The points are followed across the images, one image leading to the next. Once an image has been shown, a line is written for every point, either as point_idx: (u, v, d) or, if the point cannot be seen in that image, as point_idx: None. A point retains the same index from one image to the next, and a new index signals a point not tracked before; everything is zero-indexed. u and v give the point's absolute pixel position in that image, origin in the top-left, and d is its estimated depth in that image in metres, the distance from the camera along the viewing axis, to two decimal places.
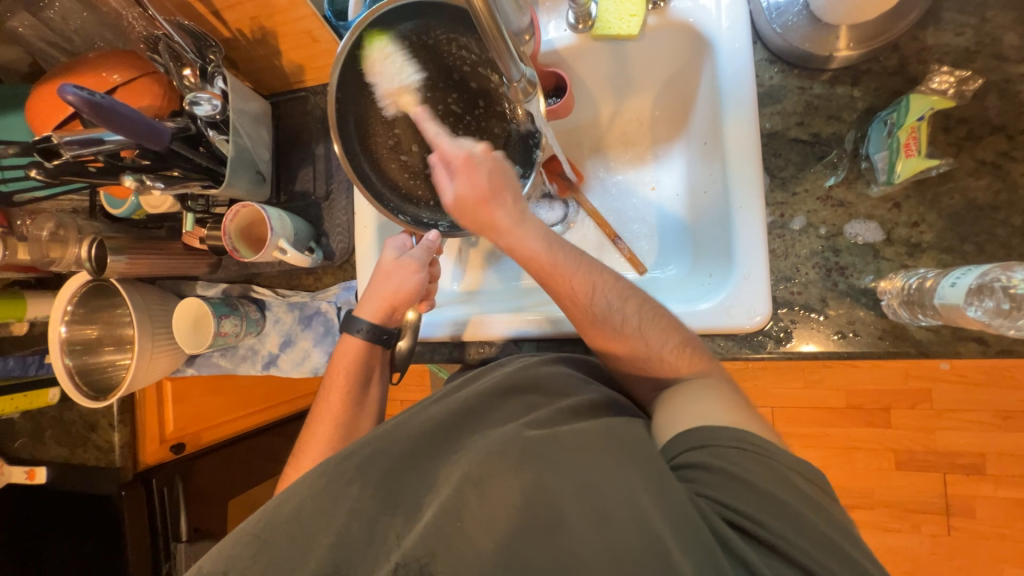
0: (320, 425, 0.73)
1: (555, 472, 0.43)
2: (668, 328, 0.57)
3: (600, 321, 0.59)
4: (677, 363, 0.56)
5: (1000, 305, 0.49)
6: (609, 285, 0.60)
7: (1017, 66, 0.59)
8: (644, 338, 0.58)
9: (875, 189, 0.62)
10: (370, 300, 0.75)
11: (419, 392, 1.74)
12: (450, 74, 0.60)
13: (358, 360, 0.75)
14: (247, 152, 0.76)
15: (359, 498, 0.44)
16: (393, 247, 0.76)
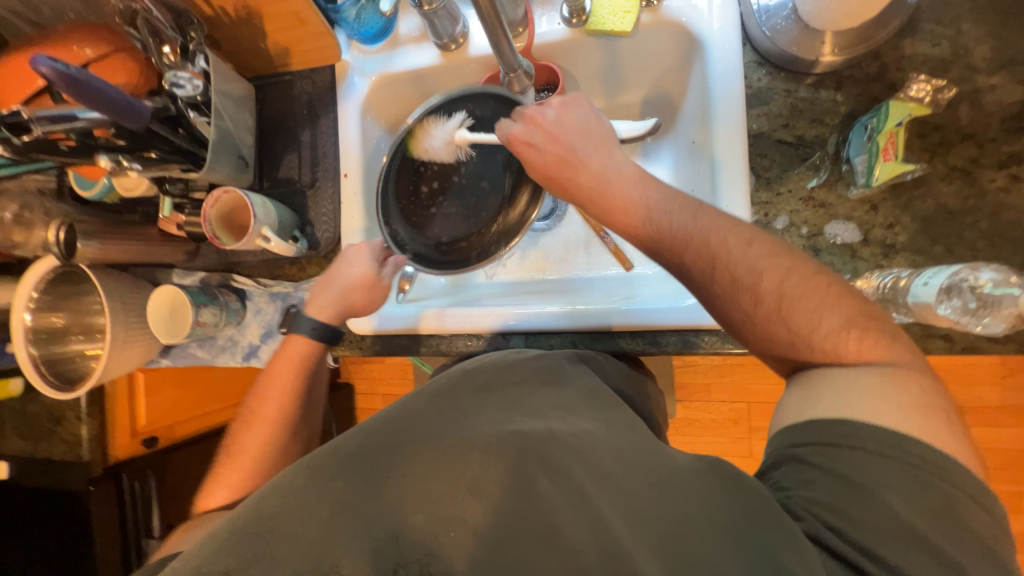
0: (257, 423, 0.70)
1: (548, 468, 0.42)
2: (823, 307, 0.47)
3: (723, 304, 0.51)
4: (824, 346, 0.46)
5: (967, 304, 0.51)
6: (738, 256, 0.50)
7: (989, 77, 0.61)
8: (785, 322, 0.48)
9: (854, 190, 0.64)
10: (332, 306, 0.74)
11: (402, 386, 1.73)
12: (493, 153, 0.70)
13: (305, 357, 0.74)
14: (230, 135, 0.73)
15: (343, 493, 0.41)
16: (366, 257, 0.74)
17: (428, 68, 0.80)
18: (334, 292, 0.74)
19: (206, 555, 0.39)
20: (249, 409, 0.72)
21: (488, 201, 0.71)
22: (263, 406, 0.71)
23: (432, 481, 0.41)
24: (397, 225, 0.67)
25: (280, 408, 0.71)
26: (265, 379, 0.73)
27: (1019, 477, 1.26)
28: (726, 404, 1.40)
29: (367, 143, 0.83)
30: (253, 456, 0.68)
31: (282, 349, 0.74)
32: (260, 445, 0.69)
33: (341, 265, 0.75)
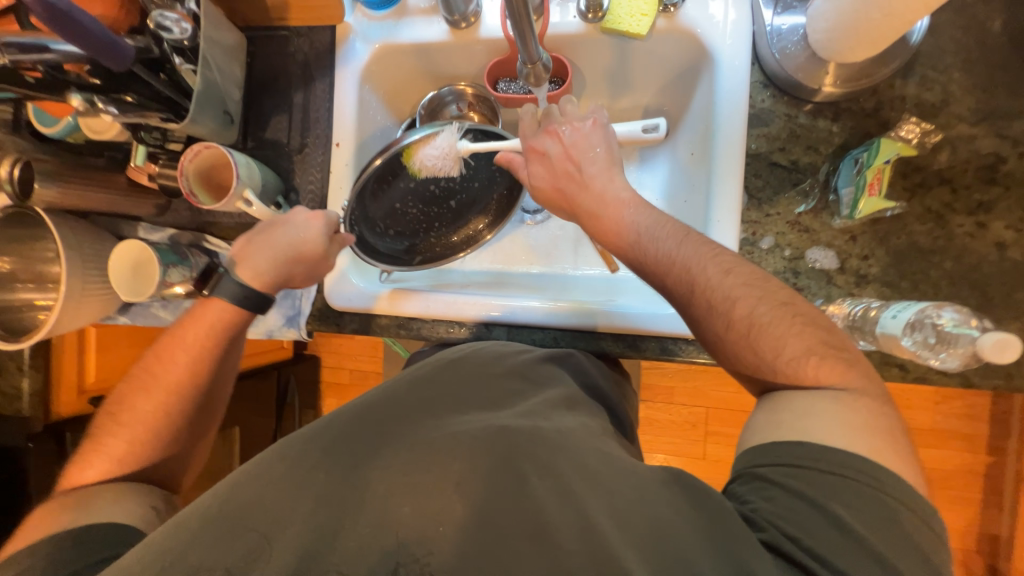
0: (150, 391, 0.62)
1: (536, 466, 0.43)
2: (784, 339, 0.50)
3: (699, 322, 0.55)
4: (782, 374, 0.49)
5: (928, 339, 0.55)
6: (713, 281, 0.54)
7: (971, 127, 0.65)
8: (752, 347, 0.51)
9: (838, 220, 0.67)
10: (269, 275, 0.68)
11: (370, 363, 1.70)
12: (471, 179, 0.76)
13: (221, 326, 0.66)
14: (216, 88, 0.69)
15: (325, 484, 0.43)
16: (317, 229, 0.68)
17: (434, 44, 0.77)
18: (275, 260, 0.68)
19: (181, 545, 0.40)
20: (140, 371, 0.64)
21: (445, 217, 0.79)
22: (157, 371, 0.63)
23: (417, 473, 0.43)
24: (358, 217, 0.71)
25: (177, 377, 0.63)
26: (164, 340, 0.65)
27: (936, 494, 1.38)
28: (687, 408, 1.46)
29: (362, 113, 0.80)
30: (139, 425, 0.60)
31: (196, 313, 0.65)
32: (147, 414, 0.61)
33: (286, 232, 0.68)
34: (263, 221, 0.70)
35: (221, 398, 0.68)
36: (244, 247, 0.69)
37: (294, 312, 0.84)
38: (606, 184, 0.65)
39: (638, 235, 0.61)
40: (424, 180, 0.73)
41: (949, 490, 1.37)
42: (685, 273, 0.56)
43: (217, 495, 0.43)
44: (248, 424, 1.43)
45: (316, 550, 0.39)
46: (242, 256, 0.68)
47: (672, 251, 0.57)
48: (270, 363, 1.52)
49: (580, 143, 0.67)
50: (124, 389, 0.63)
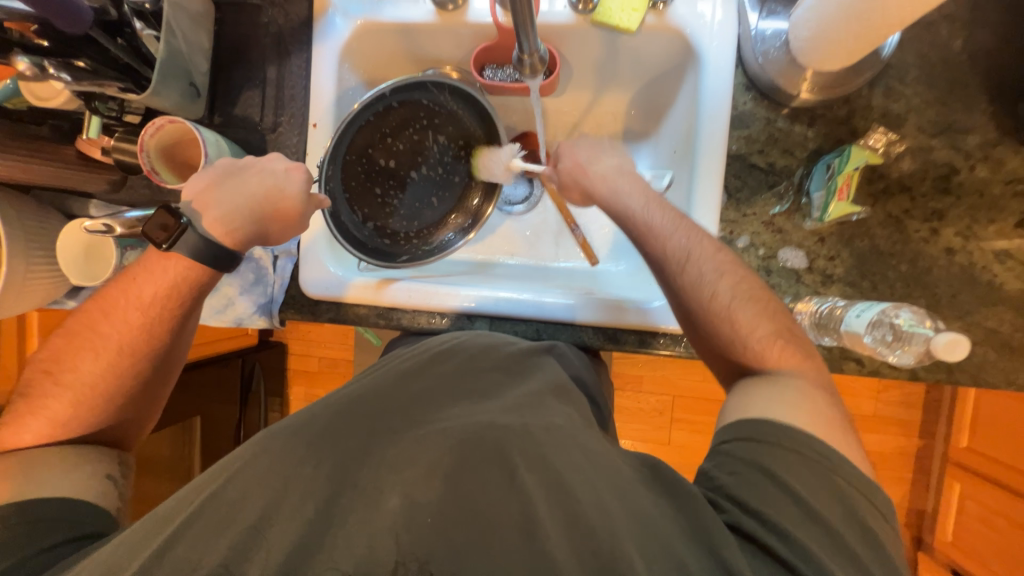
0: (94, 350, 0.56)
1: (529, 461, 0.43)
2: (762, 316, 0.54)
3: (687, 292, 0.56)
4: (758, 361, 0.53)
5: (886, 336, 0.59)
6: (707, 255, 0.57)
7: (930, 138, 0.69)
8: (731, 322, 0.54)
9: (809, 222, 0.70)
10: (241, 231, 0.59)
11: (340, 351, 1.66)
12: (451, 172, 0.80)
13: (177, 284, 0.57)
14: (181, 58, 0.63)
15: (313, 480, 0.42)
16: (302, 184, 0.61)
17: (420, 24, 0.74)
18: (249, 213, 0.59)
19: (159, 544, 0.39)
20: (86, 325, 0.57)
21: (427, 212, 0.80)
22: (105, 329, 0.56)
23: (407, 470, 0.42)
24: (336, 190, 0.72)
25: (131, 339, 0.56)
26: (114, 294, 0.57)
27: (875, 476, 1.50)
28: (655, 396, 1.51)
29: (341, 92, 0.76)
30: (82, 386, 0.55)
31: (152, 264, 0.57)
32: (95, 374, 0.55)
33: (264, 181, 0.60)
34: (233, 166, 0.61)
35: (178, 361, 0.62)
36: (210, 194, 0.59)
37: (266, 299, 0.80)
38: (622, 177, 0.65)
39: (645, 204, 0.61)
40: (407, 159, 0.78)
41: (887, 472, 1.49)
42: (682, 254, 0.57)
43: (199, 490, 0.43)
44: (211, 414, 1.37)
45: (305, 548, 0.38)
46: (207, 204, 0.58)
47: (671, 235, 0.58)
48: (234, 350, 1.46)
49: (595, 147, 0.69)
50: (66, 343, 0.56)
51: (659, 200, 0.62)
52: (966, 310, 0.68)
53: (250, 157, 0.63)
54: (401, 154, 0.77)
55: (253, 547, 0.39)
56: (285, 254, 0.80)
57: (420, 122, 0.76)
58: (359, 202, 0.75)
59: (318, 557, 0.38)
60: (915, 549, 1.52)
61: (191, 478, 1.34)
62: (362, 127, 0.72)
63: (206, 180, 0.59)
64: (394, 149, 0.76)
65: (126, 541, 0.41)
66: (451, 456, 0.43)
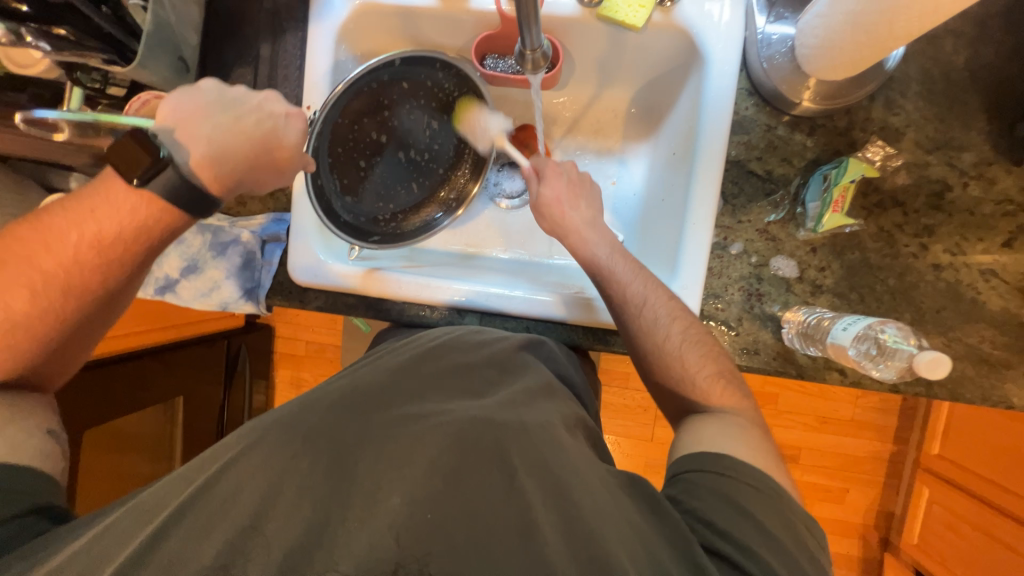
0: (29, 290, 0.50)
1: (524, 462, 0.43)
2: (706, 357, 0.57)
3: (643, 332, 0.60)
4: (710, 392, 0.56)
5: (870, 350, 0.60)
6: (660, 301, 0.60)
7: (926, 154, 0.70)
8: (682, 360, 0.58)
9: (802, 232, 0.70)
10: (229, 175, 0.55)
11: (327, 335, 1.64)
12: (433, 156, 0.79)
13: (139, 226, 0.52)
14: (170, 30, 0.61)
15: (309, 475, 0.42)
16: (300, 136, 0.58)
17: (421, 8, 0.72)
18: (241, 156, 0.55)
19: (147, 537, 0.39)
20: (21, 255, 0.50)
21: (401, 197, 0.79)
22: (48, 264, 0.50)
23: (404, 467, 0.42)
24: (321, 148, 0.70)
25: (84, 282, 0.51)
26: (62, 223, 0.51)
27: (848, 478, 1.54)
28: (640, 393, 1.53)
29: (337, 75, 0.74)
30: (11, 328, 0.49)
31: (114, 200, 0.51)
32: (29, 314, 0.50)
33: (262, 122, 0.56)
34: (223, 97, 0.55)
35: (123, 307, 0.58)
36: (196, 126, 0.53)
37: (252, 285, 0.79)
38: (591, 228, 0.67)
39: (610, 253, 0.65)
40: (397, 137, 0.77)
41: (861, 474, 1.53)
42: (639, 302, 0.60)
43: (190, 482, 0.43)
44: (194, 395, 1.35)
45: (301, 546, 0.38)
46: (192, 135, 0.53)
47: (630, 282, 0.62)
48: (218, 331, 1.44)
49: (576, 188, 0.70)
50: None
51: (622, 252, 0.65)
52: (948, 326, 0.69)
53: (241, 88, 0.57)
54: (391, 129, 0.76)
55: (245, 545, 0.38)
56: (275, 238, 0.80)
57: (417, 101, 0.75)
58: (340, 170, 0.74)
59: (313, 555, 0.38)
60: (883, 549, 1.56)
61: (172, 459, 1.32)
62: (361, 92, 0.71)
63: (193, 109, 0.54)
64: (386, 125, 0.75)
65: (107, 535, 0.40)
66: (446, 455, 0.43)
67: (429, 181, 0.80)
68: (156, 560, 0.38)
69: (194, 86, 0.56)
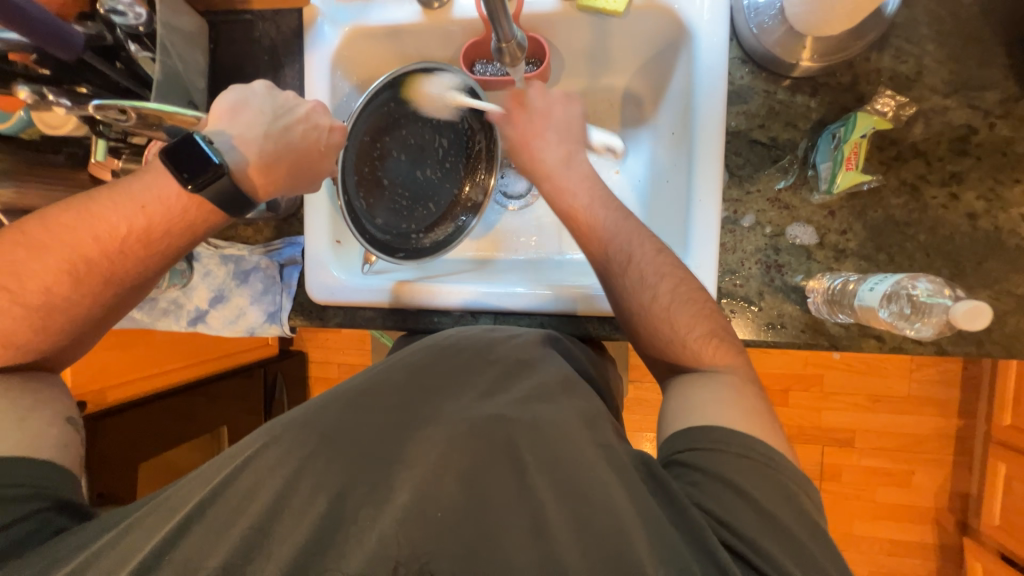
0: (72, 271, 0.51)
1: (535, 455, 0.44)
2: (696, 318, 0.55)
3: (629, 294, 0.58)
4: (702, 353, 0.54)
5: (903, 309, 0.57)
6: (647, 259, 0.58)
7: (944, 98, 0.66)
8: (670, 321, 0.55)
9: (817, 196, 0.67)
10: (275, 182, 0.59)
11: (357, 355, 1.69)
12: (444, 164, 0.79)
13: (184, 219, 0.54)
14: (179, 77, 0.65)
15: (325, 473, 0.43)
16: (339, 147, 0.63)
17: (407, 25, 0.75)
18: (288, 163, 0.59)
19: (171, 532, 0.41)
20: (68, 239, 0.51)
21: (420, 214, 0.79)
22: (92, 252, 0.52)
23: (418, 465, 0.43)
24: (348, 165, 0.72)
25: (123, 274, 0.53)
26: (109, 212, 0.52)
27: (911, 458, 1.43)
28: None
29: (336, 100, 0.78)
30: (51, 307, 0.51)
31: (166, 193, 0.53)
32: (69, 297, 0.51)
33: (310, 133, 0.60)
34: (274, 106, 0.59)
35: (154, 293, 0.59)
36: (250, 133, 0.57)
37: (275, 308, 0.82)
38: (564, 168, 0.66)
39: (589, 203, 0.64)
40: (414, 154, 0.78)
41: (926, 454, 1.43)
42: (621, 259, 0.59)
43: (210, 479, 0.44)
44: (237, 423, 1.40)
45: (315, 543, 0.39)
46: (246, 142, 0.56)
47: (614, 238, 0.61)
48: (255, 361, 1.49)
49: (546, 115, 0.69)
50: (34, 258, 0.50)
51: (605, 201, 0.64)
52: (993, 278, 0.64)
53: (291, 95, 0.61)
54: (410, 147, 0.78)
55: (259, 545, 0.40)
56: (292, 261, 0.83)
57: (429, 120, 0.77)
58: (365, 188, 0.76)
59: (328, 550, 0.39)
60: (961, 534, 1.44)
61: None
62: (380, 110, 0.74)
63: (248, 116, 0.58)
64: (404, 142, 0.77)
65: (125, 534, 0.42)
66: (456, 447, 0.44)
67: (443, 190, 0.80)
68: (181, 556, 0.40)
69: (244, 90, 0.60)
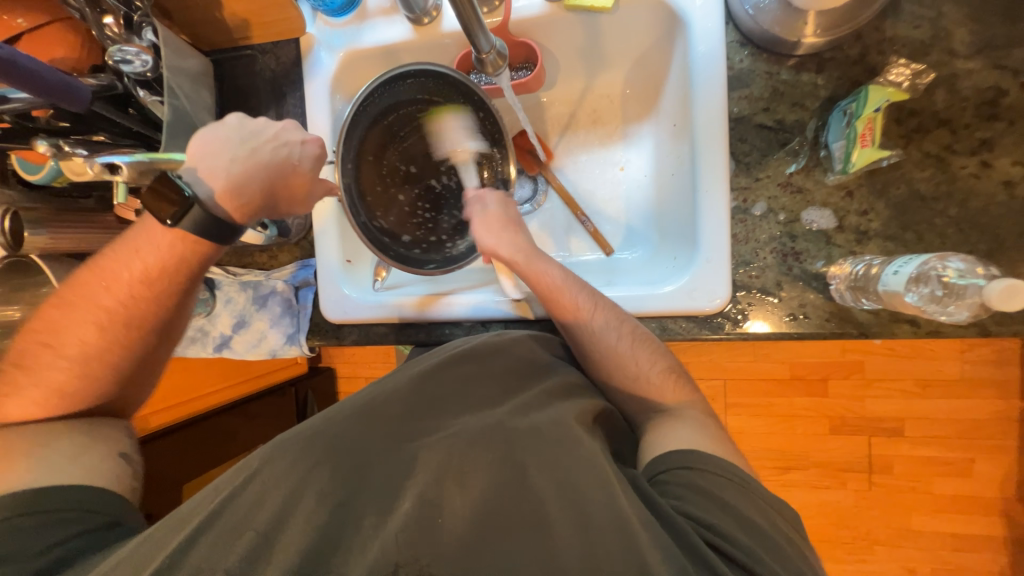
0: (98, 321, 0.56)
1: (534, 461, 0.45)
2: (656, 354, 0.61)
3: (597, 343, 0.62)
4: (665, 388, 0.60)
5: (935, 292, 0.53)
6: (607, 308, 0.63)
7: (966, 61, 0.61)
8: (635, 360, 0.61)
9: (831, 177, 0.64)
10: (249, 204, 0.59)
11: (384, 368, 1.72)
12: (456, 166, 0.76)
13: (176, 254, 0.57)
14: (188, 116, 0.68)
15: (328, 483, 0.44)
16: (314, 158, 0.63)
17: (399, 43, 0.76)
18: (259, 185, 0.59)
19: (180, 542, 0.41)
20: (88, 296, 0.56)
21: (442, 220, 0.77)
22: (108, 301, 0.56)
23: (420, 475, 0.45)
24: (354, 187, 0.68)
25: (141, 316, 0.58)
26: (116, 264, 0.57)
27: (970, 445, 1.33)
28: (704, 382, 1.42)
29: (337, 122, 0.79)
30: (83, 358, 0.56)
31: (152, 236, 0.57)
32: (101, 345, 0.56)
33: (279, 151, 0.60)
34: (243, 130, 0.59)
35: (183, 326, 0.63)
36: (218, 162, 0.57)
37: (294, 329, 0.85)
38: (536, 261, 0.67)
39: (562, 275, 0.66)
40: (423, 164, 0.76)
41: (985, 439, 1.32)
42: (587, 311, 0.62)
43: (223, 487, 0.45)
44: None
45: (324, 554, 0.41)
46: (216, 172, 0.57)
47: (576, 297, 0.63)
48: (286, 380, 1.54)
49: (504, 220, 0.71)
50: (67, 316, 0.56)
51: (568, 284, 0.65)
52: None
53: (259, 119, 0.60)
54: (416, 158, 0.75)
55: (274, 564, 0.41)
56: (307, 283, 0.86)
57: (431, 126, 0.74)
58: (380, 205, 0.72)
59: (336, 561, 0.40)
60: None
61: None
62: (370, 125, 0.70)
63: (215, 144, 0.58)
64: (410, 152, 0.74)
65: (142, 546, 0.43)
66: (457, 456, 0.45)
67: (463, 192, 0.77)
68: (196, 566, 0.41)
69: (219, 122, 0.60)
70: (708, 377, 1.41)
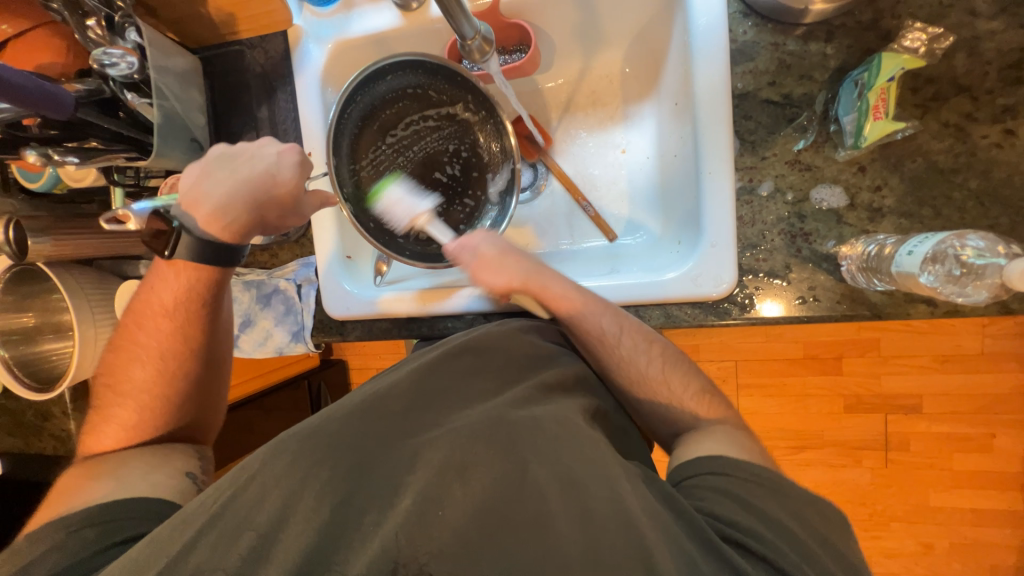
0: (141, 362, 0.59)
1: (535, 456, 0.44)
2: (689, 376, 0.59)
3: (623, 364, 0.60)
4: (698, 410, 0.57)
5: (952, 271, 0.51)
6: (633, 329, 0.61)
7: (988, 22, 0.57)
8: (667, 383, 0.59)
9: (842, 152, 0.61)
10: (236, 223, 0.60)
11: (394, 359, 1.74)
12: (456, 154, 0.73)
13: (184, 282, 0.60)
14: (177, 117, 0.68)
15: (329, 482, 0.44)
16: (290, 165, 0.60)
17: (388, 30, 0.74)
18: (242, 203, 0.59)
19: (188, 541, 0.42)
20: (129, 341, 0.60)
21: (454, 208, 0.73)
22: (142, 339, 0.60)
23: (420, 471, 0.45)
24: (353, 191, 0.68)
25: (169, 345, 0.60)
26: (143, 307, 0.61)
27: (991, 420, 1.30)
28: (714, 364, 1.40)
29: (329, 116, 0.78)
30: (136, 398, 0.58)
31: (160, 273, 0.61)
32: (146, 378, 0.59)
33: (257, 167, 0.59)
34: (224, 155, 0.60)
35: (223, 351, 0.64)
36: (202, 189, 0.58)
37: (298, 327, 0.85)
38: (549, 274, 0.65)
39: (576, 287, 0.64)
40: (423, 159, 0.73)
41: (1006, 415, 1.29)
42: (615, 332, 0.61)
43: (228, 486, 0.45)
44: None
45: (328, 551, 0.41)
46: (200, 200, 0.58)
47: (601, 317, 0.61)
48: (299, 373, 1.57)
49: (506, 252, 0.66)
50: (116, 364, 0.61)
51: (592, 304, 0.62)
52: None
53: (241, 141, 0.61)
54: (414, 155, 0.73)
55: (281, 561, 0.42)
56: (308, 280, 0.84)
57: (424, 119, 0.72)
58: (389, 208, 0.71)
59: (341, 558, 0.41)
60: None
61: None
62: (360, 127, 0.69)
63: (200, 174, 0.59)
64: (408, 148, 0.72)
65: (150, 546, 0.44)
66: (457, 452, 0.45)
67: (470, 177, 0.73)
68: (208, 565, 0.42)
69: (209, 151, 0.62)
70: (719, 360, 1.39)
